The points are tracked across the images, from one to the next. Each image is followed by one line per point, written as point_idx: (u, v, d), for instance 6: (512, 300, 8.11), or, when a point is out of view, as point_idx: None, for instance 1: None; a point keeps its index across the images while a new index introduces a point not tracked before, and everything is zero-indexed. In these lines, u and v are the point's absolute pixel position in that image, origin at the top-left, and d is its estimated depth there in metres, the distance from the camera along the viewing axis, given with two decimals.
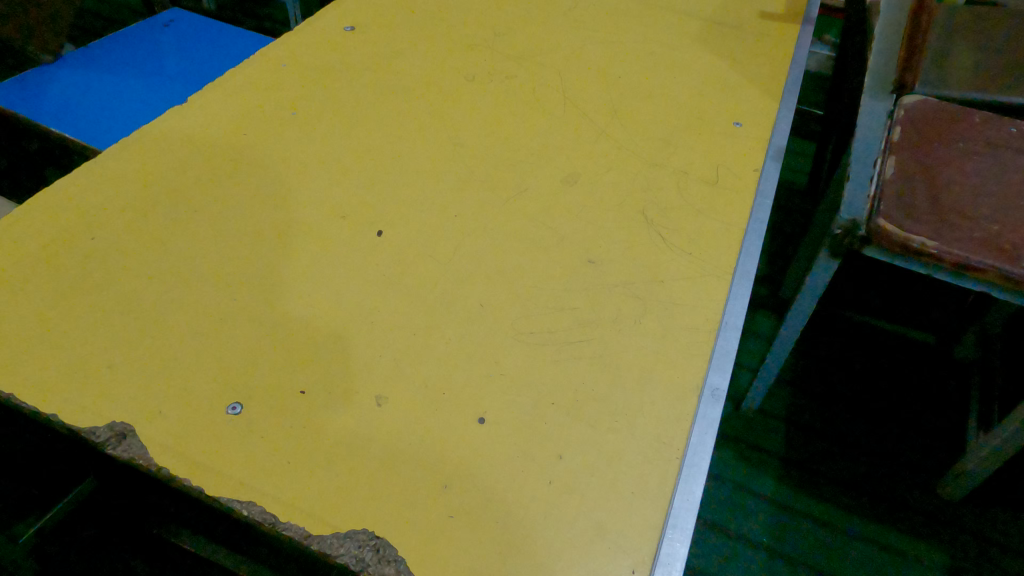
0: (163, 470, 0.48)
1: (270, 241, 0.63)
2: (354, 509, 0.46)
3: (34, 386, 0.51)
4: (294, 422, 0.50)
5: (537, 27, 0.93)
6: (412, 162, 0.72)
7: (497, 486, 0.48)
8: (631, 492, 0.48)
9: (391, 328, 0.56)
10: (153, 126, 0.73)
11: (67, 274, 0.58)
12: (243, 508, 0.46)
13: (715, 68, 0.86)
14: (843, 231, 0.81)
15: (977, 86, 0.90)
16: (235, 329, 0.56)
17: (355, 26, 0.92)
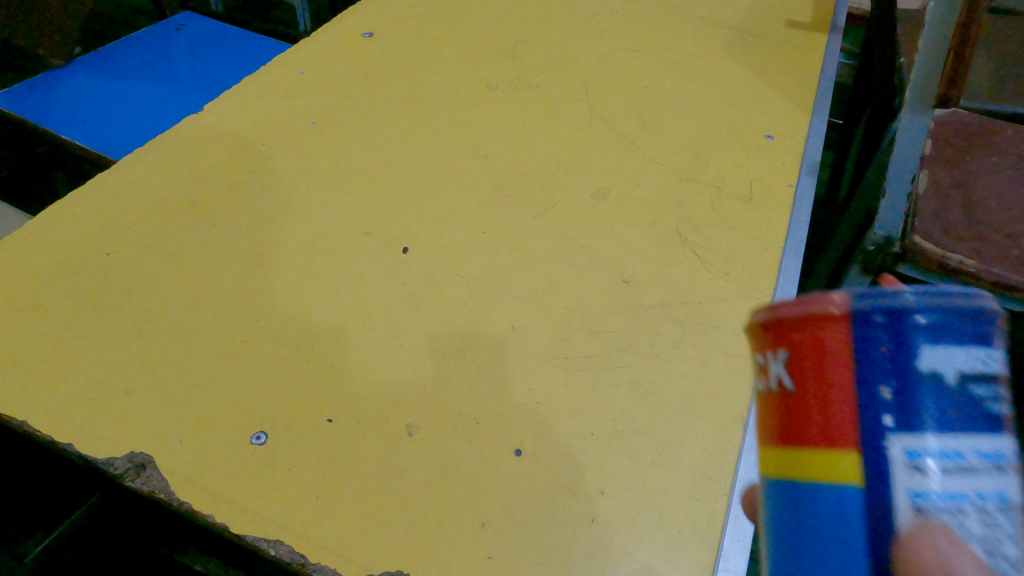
0: (185, 504, 0.45)
1: (293, 259, 0.60)
2: (387, 549, 0.44)
3: (48, 412, 0.49)
4: (320, 452, 0.48)
5: (559, 35, 0.91)
6: (436, 175, 0.69)
7: (537, 526, 0.45)
8: (679, 532, 0.45)
9: (420, 352, 0.54)
10: (169, 137, 0.71)
11: (82, 293, 0.56)
12: (270, 547, 0.43)
13: (745, 78, 0.84)
14: (877, 247, 0.78)
15: (998, 96, 0.88)
16: (256, 352, 0.53)
17: (373, 33, 0.90)
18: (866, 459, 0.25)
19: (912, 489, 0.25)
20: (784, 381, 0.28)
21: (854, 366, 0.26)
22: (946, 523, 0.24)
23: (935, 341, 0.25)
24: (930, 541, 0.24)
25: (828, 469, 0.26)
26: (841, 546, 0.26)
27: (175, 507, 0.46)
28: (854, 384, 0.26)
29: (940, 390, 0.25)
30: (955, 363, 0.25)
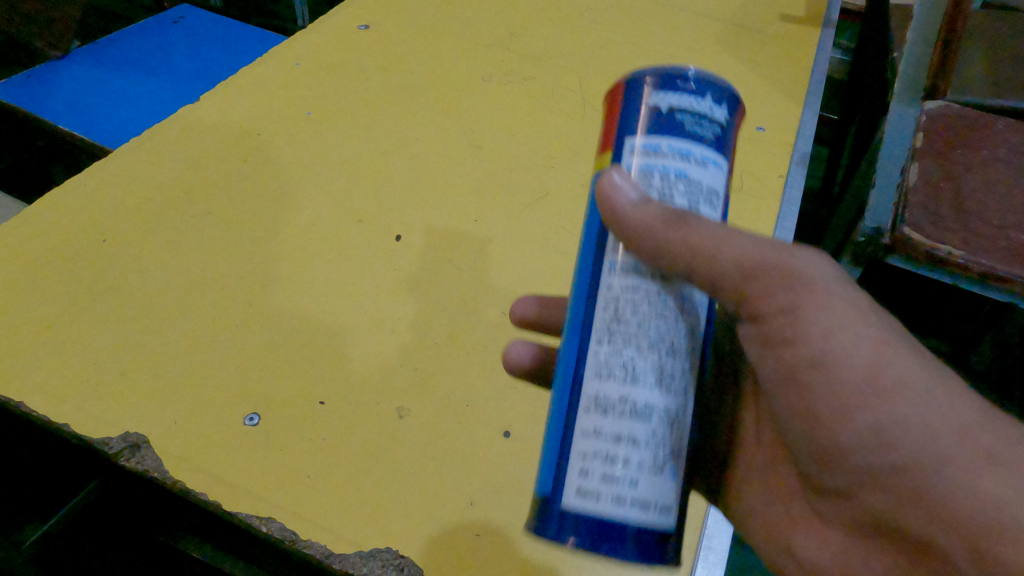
0: (179, 483, 0.46)
1: (287, 246, 0.61)
2: (377, 526, 0.45)
3: (45, 394, 0.49)
4: (313, 433, 0.49)
5: (555, 27, 0.91)
6: (429, 164, 0.70)
7: (525, 505, 0.46)
8: None
9: (411, 336, 0.55)
10: (165, 125, 0.72)
11: (78, 277, 0.57)
12: (262, 524, 0.44)
13: (737, 71, 0.85)
14: (867, 239, 0.80)
15: (989, 89, 0.88)
16: (250, 335, 0.54)
17: (368, 25, 0.90)
18: (615, 159, 0.35)
19: (636, 175, 0.33)
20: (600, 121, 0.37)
21: (623, 98, 0.35)
22: (651, 194, 0.33)
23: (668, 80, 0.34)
24: (618, 195, 0.33)
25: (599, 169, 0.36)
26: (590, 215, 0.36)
27: (169, 486, 0.46)
28: (620, 111, 0.35)
29: (660, 112, 0.33)
30: (674, 97, 0.33)
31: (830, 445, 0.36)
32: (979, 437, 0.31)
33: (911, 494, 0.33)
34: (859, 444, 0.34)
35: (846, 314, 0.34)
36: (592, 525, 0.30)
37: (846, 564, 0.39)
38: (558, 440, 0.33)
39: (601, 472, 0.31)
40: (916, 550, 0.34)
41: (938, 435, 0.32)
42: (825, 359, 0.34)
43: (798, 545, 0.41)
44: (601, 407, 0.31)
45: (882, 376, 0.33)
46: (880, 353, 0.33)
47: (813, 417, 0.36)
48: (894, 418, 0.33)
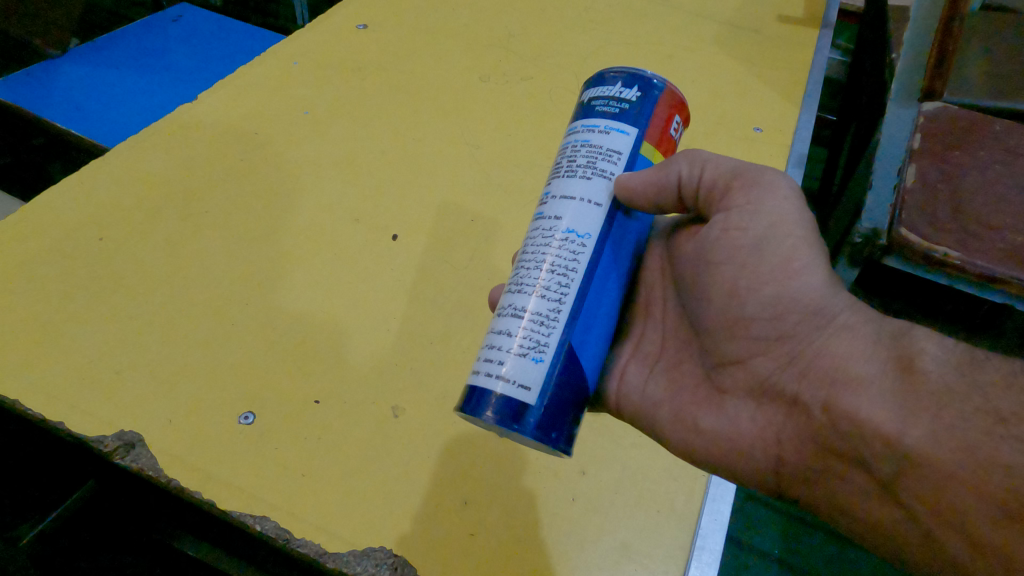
0: (173, 482, 0.46)
1: (283, 245, 0.61)
2: (371, 525, 0.45)
3: (41, 391, 0.50)
4: (307, 432, 0.49)
5: (553, 27, 0.91)
6: (426, 163, 0.70)
7: (519, 503, 0.46)
8: (658, 511, 0.46)
9: (407, 335, 0.55)
10: (162, 124, 0.72)
11: (75, 276, 0.57)
12: (256, 522, 0.44)
13: (734, 72, 0.85)
14: (863, 239, 0.80)
15: (986, 92, 0.88)
16: (246, 334, 0.54)
17: (367, 25, 0.90)
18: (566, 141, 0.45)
19: (563, 149, 0.43)
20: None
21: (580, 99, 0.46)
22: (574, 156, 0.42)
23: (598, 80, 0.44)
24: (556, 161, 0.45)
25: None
26: None
27: (163, 485, 0.46)
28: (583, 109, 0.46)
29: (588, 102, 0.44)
30: (597, 90, 0.44)
31: (739, 315, 0.43)
32: (844, 315, 0.39)
33: (794, 357, 0.41)
34: (765, 319, 0.42)
35: (782, 210, 0.42)
36: (482, 392, 0.37)
37: (736, 434, 0.43)
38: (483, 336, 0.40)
39: (500, 349, 0.38)
40: (798, 410, 0.40)
41: (821, 309, 0.40)
42: (763, 242, 0.42)
43: (702, 422, 0.45)
44: (503, 307, 0.40)
45: (792, 261, 0.41)
46: (795, 248, 0.41)
47: (734, 297, 0.43)
48: (790, 294, 0.40)
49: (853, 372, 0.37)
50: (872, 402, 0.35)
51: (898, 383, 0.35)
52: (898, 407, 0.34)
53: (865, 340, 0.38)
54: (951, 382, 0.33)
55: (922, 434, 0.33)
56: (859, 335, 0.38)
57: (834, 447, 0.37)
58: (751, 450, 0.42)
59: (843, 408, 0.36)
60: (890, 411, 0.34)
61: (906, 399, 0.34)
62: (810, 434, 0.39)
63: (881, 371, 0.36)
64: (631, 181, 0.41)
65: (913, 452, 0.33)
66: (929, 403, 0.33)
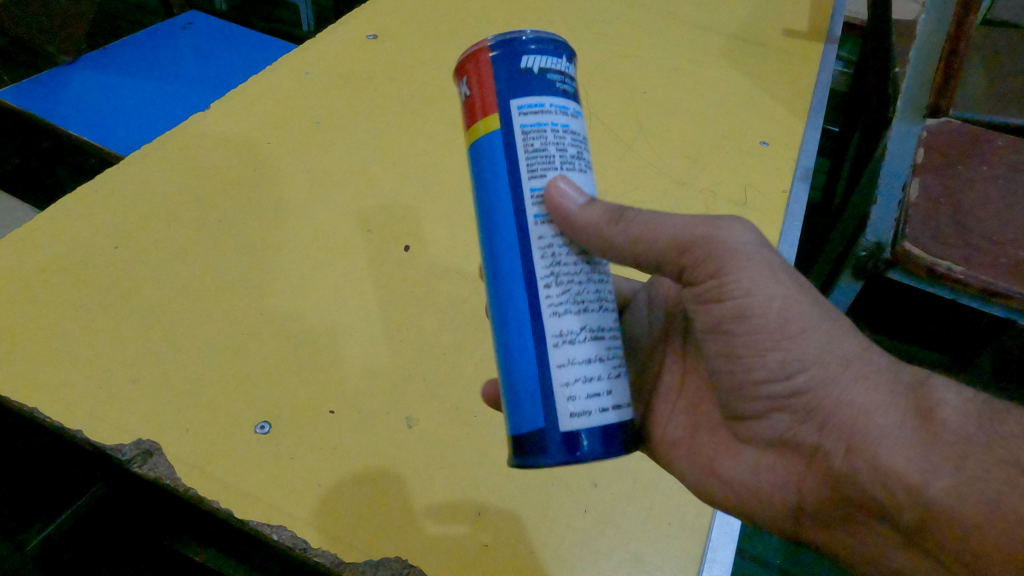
0: (191, 491, 0.46)
1: (296, 255, 0.62)
2: (388, 534, 0.46)
3: (59, 398, 0.50)
4: (323, 441, 0.49)
5: (560, 39, 0.92)
6: (437, 175, 0.71)
7: (533, 512, 0.47)
8: (670, 523, 0.47)
9: (419, 346, 0.56)
10: (176, 134, 0.72)
11: (92, 284, 0.58)
12: (273, 532, 0.45)
13: (742, 85, 0.86)
14: (868, 253, 0.81)
15: (988, 107, 0.90)
16: (261, 344, 0.55)
17: (377, 35, 0.91)
18: (500, 122, 0.38)
19: (527, 132, 0.38)
20: (467, 93, 0.41)
21: (492, 63, 0.39)
22: (548, 146, 0.38)
23: (515, 42, 0.39)
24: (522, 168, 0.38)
25: (477, 134, 0.39)
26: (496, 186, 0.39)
27: (180, 493, 0.47)
28: (486, 76, 0.39)
29: (531, 72, 0.39)
30: (534, 60, 0.39)
31: (748, 379, 0.42)
32: (857, 365, 0.39)
33: (807, 413, 0.40)
34: (772, 382, 0.41)
35: (762, 277, 0.39)
36: (597, 430, 0.36)
37: (757, 483, 0.44)
38: (530, 380, 0.37)
39: (571, 386, 0.36)
40: (817, 460, 0.41)
41: (827, 365, 0.39)
42: (745, 311, 0.39)
43: (720, 467, 0.46)
44: (567, 338, 0.37)
45: (790, 322, 0.39)
46: (789, 309, 0.39)
47: (734, 360, 0.42)
48: (796, 356, 0.39)
49: (870, 423, 0.37)
50: (893, 452, 0.36)
51: (919, 433, 0.36)
52: (918, 457, 0.35)
53: (880, 390, 0.38)
54: (971, 431, 0.35)
55: (943, 486, 0.34)
56: (877, 386, 0.38)
57: (860, 500, 0.38)
58: (771, 496, 0.43)
59: (865, 463, 0.37)
60: (910, 463, 0.35)
61: (927, 450, 0.35)
62: (830, 486, 0.40)
63: (903, 421, 0.37)
64: (564, 189, 0.37)
65: (938, 506, 0.34)
66: (949, 453, 0.35)
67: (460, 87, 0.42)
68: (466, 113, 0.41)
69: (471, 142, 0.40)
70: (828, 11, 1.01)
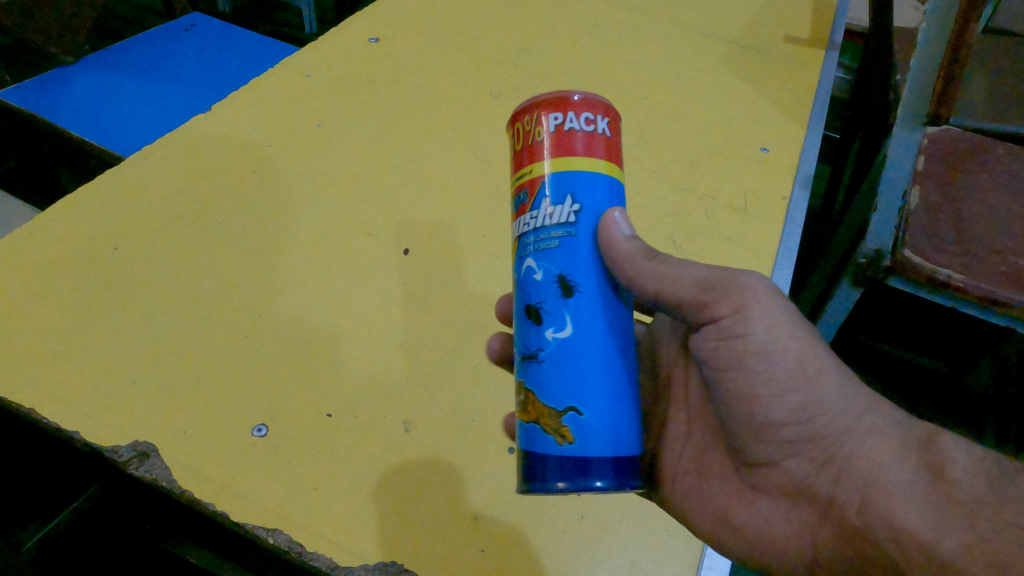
0: (186, 493, 0.46)
1: (296, 256, 0.62)
2: (384, 538, 0.45)
3: (56, 399, 0.50)
4: (320, 444, 0.49)
5: (561, 43, 0.93)
6: (436, 177, 0.71)
7: (530, 516, 0.47)
8: (666, 531, 0.47)
9: (418, 350, 0.56)
10: (176, 135, 0.73)
11: (89, 285, 0.58)
12: (269, 536, 0.45)
13: (742, 91, 0.86)
14: (867, 260, 0.80)
15: (990, 115, 0.90)
16: (259, 345, 0.55)
17: (378, 38, 0.92)
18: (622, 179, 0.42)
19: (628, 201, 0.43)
20: (601, 130, 0.41)
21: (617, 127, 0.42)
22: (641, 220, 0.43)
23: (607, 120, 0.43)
24: (616, 227, 0.40)
25: (605, 173, 0.40)
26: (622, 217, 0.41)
27: (176, 495, 0.47)
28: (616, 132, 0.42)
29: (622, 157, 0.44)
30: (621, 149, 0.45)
31: (765, 421, 0.42)
32: (871, 417, 0.40)
33: (823, 460, 0.41)
34: (789, 425, 0.42)
35: (782, 319, 0.42)
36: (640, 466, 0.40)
37: (772, 531, 0.44)
38: (623, 420, 0.38)
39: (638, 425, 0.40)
40: (830, 512, 0.41)
41: (844, 413, 0.41)
42: (767, 349, 0.41)
43: (733, 516, 0.46)
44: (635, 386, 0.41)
45: (806, 366, 0.41)
46: (806, 354, 0.41)
47: (750, 406, 0.43)
48: (813, 401, 0.41)
49: (886, 477, 0.38)
50: (904, 507, 0.37)
51: (931, 490, 0.36)
52: (931, 513, 0.36)
53: (894, 443, 0.39)
54: (980, 490, 0.35)
55: (956, 544, 0.34)
56: (890, 438, 0.40)
57: (872, 554, 0.38)
58: (785, 546, 0.44)
59: (879, 515, 0.38)
60: (923, 517, 0.36)
61: (940, 506, 0.35)
62: (844, 538, 0.40)
63: (914, 478, 0.37)
64: (618, 219, 0.40)
65: (948, 565, 0.34)
66: (961, 512, 0.35)
67: (577, 116, 0.40)
68: (598, 147, 0.40)
69: (591, 175, 0.40)
70: (829, 19, 1.01)
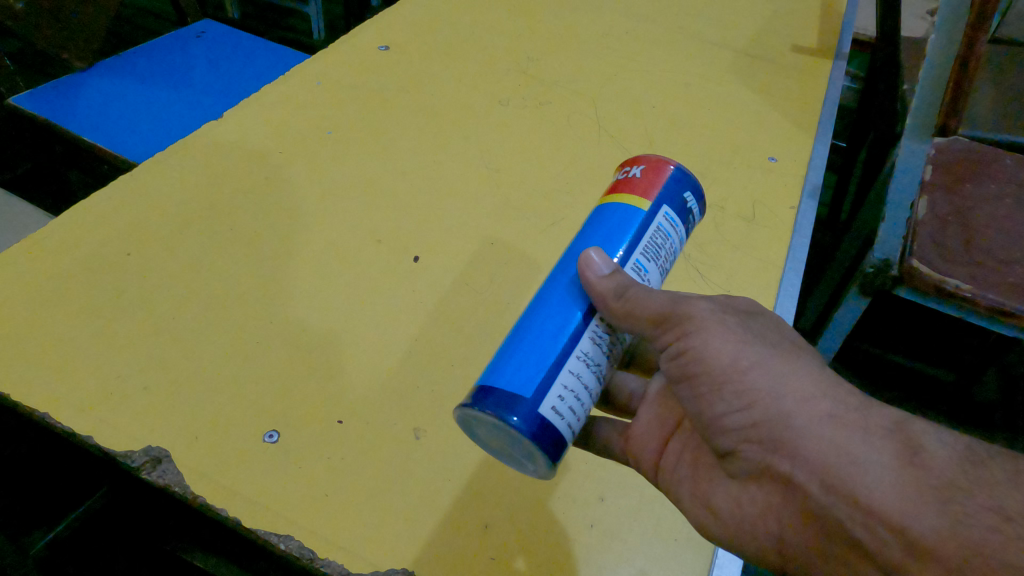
0: (198, 499, 0.46)
1: (307, 263, 0.62)
2: (395, 544, 0.46)
3: (70, 403, 0.50)
4: (331, 450, 0.50)
5: (569, 52, 0.93)
6: (446, 185, 0.72)
7: (539, 525, 0.47)
8: (674, 539, 0.47)
9: (429, 357, 0.56)
10: (188, 141, 0.73)
11: (104, 290, 0.58)
12: (280, 542, 0.45)
13: (750, 100, 0.86)
14: (874, 270, 0.78)
15: (999, 125, 0.90)
16: (269, 352, 0.55)
17: (388, 46, 0.92)
18: (647, 208, 0.47)
19: (658, 232, 0.47)
20: (633, 175, 0.48)
21: (667, 174, 0.48)
22: (666, 243, 0.48)
23: (685, 178, 0.49)
24: (590, 269, 0.43)
25: (624, 203, 0.47)
26: (620, 232, 0.46)
27: (188, 501, 0.47)
28: (657, 176, 0.48)
29: (685, 203, 0.49)
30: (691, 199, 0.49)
31: (711, 417, 0.41)
32: (823, 403, 0.38)
33: (770, 444, 0.38)
34: (732, 415, 0.40)
35: (718, 331, 0.41)
36: (557, 429, 0.40)
37: (741, 515, 0.42)
38: (546, 351, 0.41)
39: (563, 390, 0.41)
40: (791, 497, 0.38)
41: (785, 396, 0.38)
42: (703, 354, 0.41)
43: (713, 499, 0.44)
44: (585, 361, 0.42)
45: (742, 358, 0.40)
46: (742, 349, 0.40)
47: (697, 403, 0.42)
48: (752, 390, 0.39)
49: (854, 457, 0.36)
50: (874, 489, 0.35)
51: (903, 472, 0.35)
52: (897, 492, 0.34)
53: (856, 428, 0.36)
54: (954, 475, 0.34)
55: (932, 526, 0.33)
56: (852, 427, 0.36)
57: (842, 537, 0.36)
58: (756, 532, 0.41)
59: (846, 496, 0.35)
60: (892, 498, 0.34)
61: (911, 488, 0.34)
62: (812, 524, 0.38)
63: (883, 459, 0.35)
64: (592, 262, 0.43)
65: (923, 546, 0.33)
66: (937, 496, 0.33)
67: (624, 168, 0.50)
68: (632, 184, 0.48)
69: (616, 205, 0.47)
70: (837, 29, 1.01)
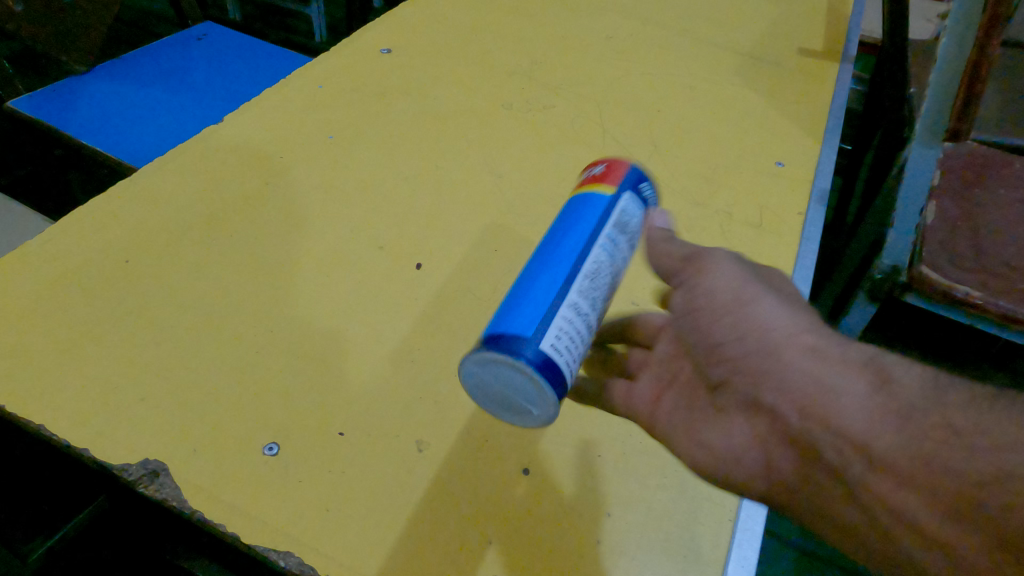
0: (197, 513, 0.45)
1: (309, 271, 0.61)
2: (398, 560, 0.45)
3: (66, 415, 0.49)
4: (333, 463, 0.49)
5: (573, 55, 0.92)
6: (449, 190, 0.71)
7: (545, 540, 0.46)
8: (685, 555, 0.46)
9: (433, 367, 0.55)
10: (187, 146, 0.72)
11: (101, 298, 0.57)
12: (281, 558, 0.44)
13: (756, 104, 0.85)
14: (883, 275, 0.78)
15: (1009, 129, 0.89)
16: (270, 362, 0.54)
17: (390, 49, 0.91)
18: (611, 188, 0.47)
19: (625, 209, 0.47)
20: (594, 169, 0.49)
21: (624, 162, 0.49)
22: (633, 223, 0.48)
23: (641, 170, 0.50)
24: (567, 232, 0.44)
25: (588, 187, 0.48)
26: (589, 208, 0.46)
27: (187, 516, 0.46)
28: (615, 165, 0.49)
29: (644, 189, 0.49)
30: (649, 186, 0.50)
31: (714, 348, 0.46)
32: (810, 336, 0.42)
33: (759, 365, 0.42)
34: (729, 342, 0.44)
35: (729, 276, 0.45)
36: (560, 370, 0.39)
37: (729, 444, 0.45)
38: (541, 297, 0.41)
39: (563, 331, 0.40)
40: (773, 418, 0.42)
41: (780, 330, 0.42)
42: (710, 293, 0.45)
43: (702, 434, 0.47)
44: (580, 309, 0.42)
45: (743, 295, 0.44)
46: (745, 290, 0.44)
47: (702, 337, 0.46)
48: (748, 322, 0.43)
49: (829, 383, 0.39)
50: (849, 411, 0.38)
51: (875, 395, 0.38)
52: (868, 416, 0.38)
53: (834, 359, 0.40)
54: (922, 408, 0.37)
55: (894, 442, 0.37)
56: (831, 360, 0.40)
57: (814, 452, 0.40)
58: (742, 457, 0.45)
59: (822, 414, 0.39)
60: (861, 419, 0.38)
61: (888, 420, 0.37)
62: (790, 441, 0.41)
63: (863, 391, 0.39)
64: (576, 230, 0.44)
65: (885, 458, 0.37)
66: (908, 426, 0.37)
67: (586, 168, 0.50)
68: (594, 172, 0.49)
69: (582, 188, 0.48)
70: (843, 31, 1.00)
